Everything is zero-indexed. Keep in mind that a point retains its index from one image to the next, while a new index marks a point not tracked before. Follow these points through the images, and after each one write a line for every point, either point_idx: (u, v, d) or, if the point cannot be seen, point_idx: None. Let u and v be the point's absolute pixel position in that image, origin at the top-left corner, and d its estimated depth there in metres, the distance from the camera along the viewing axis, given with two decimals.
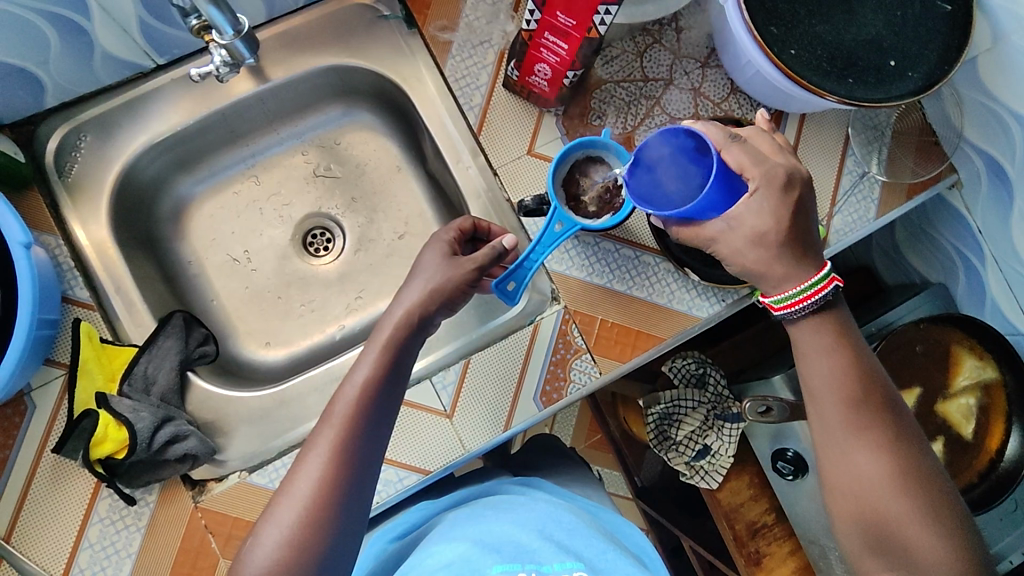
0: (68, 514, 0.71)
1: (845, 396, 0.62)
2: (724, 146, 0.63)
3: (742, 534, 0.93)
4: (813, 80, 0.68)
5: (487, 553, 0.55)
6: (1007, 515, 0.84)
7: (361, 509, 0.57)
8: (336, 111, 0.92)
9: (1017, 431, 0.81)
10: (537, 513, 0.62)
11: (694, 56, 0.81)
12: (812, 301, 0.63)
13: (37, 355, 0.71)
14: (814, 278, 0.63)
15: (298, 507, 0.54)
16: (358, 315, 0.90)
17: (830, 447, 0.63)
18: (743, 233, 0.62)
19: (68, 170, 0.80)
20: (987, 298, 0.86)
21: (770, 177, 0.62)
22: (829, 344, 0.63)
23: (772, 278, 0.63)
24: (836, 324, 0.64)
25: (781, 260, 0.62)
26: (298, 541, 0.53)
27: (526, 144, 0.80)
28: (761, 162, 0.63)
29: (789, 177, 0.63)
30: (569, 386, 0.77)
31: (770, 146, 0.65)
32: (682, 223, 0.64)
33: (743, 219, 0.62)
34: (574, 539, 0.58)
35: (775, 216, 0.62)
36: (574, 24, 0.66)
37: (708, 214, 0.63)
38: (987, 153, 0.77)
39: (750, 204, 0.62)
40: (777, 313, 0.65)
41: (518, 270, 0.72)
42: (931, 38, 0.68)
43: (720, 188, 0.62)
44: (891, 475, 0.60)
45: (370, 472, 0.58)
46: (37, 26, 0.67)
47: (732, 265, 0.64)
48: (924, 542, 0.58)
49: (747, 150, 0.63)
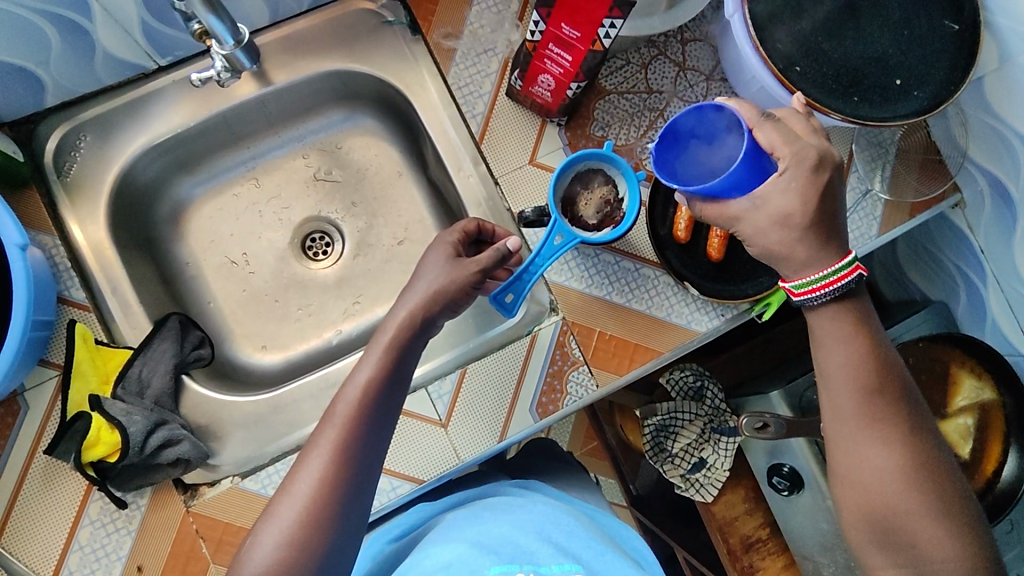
0: (58, 517, 0.70)
1: (859, 395, 0.61)
2: (755, 124, 0.61)
3: (736, 548, 0.93)
4: (819, 97, 0.68)
5: (484, 555, 0.54)
6: (1003, 535, 0.86)
7: (362, 509, 0.57)
8: (338, 115, 0.92)
9: (1015, 452, 0.80)
10: (536, 514, 0.62)
11: (699, 68, 0.81)
12: (834, 287, 0.61)
13: (31, 356, 0.71)
14: (839, 265, 0.61)
15: (299, 506, 0.54)
16: (356, 320, 0.90)
17: (841, 444, 0.63)
18: (767, 213, 0.61)
19: (67, 170, 0.79)
20: (988, 319, 0.86)
21: (801, 157, 0.60)
22: (849, 340, 0.62)
23: (795, 261, 0.62)
24: (856, 312, 0.62)
25: (804, 243, 0.61)
26: (297, 540, 0.53)
27: (528, 153, 0.79)
28: (791, 141, 0.60)
29: (821, 158, 0.60)
30: (566, 398, 0.77)
31: (802, 125, 0.63)
32: (706, 200, 0.63)
33: (769, 200, 0.60)
34: (573, 542, 0.57)
35: (801, 195, 0.60)
36: (579, 36, 0.68)
37: (732, 193, 0.62)
38: (991, 173, 0.77)
39: (777, 183, 0.60)
40: (796, 299, 0.63)
41: (517, 282, 0.73)
42: (938, 57, 0.68)
43: (748, 167, 0.61)
44: (900, 480, 0.60)
45: (371, 470, 0.58)
46: (39, 25, 0.67)
47: (754, 245, 0.63)
48: (932, 537, 0.59)
49: (779, 128, 0.61)
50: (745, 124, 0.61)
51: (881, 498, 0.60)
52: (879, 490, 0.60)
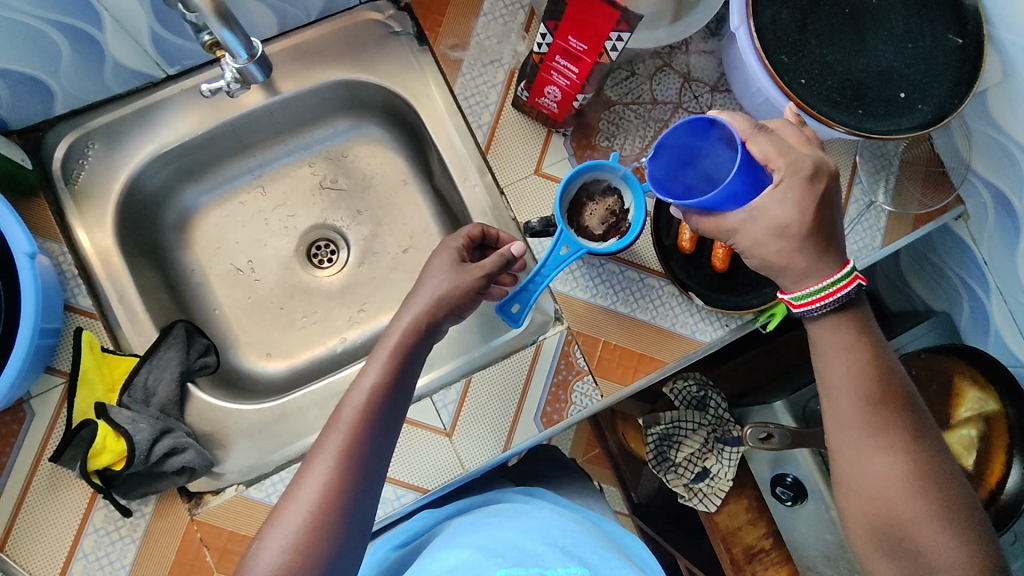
0: (63, 525, 0.70)
1: (862, 403, 0.61)
2: (750, 135, 0.61)
3: (739, 557, 0.93)
4: (824, 110, 0.69)
5: (490, 558, 0.54)
6: (1007, 547, 0.86)
7: (367, 517, 0.57)
8: (345, 124, 0.92)
9: (1018, 465, 0.79)
10: (543, 520, 0.61)
11: (704, 80, 0.82)
12: (832, 299, 0.61)
13: (37, 364, 0.71)
14: (837, 276, 0.61)
15: (305, 512, 0.54)
16: (361, 328, 0.90)
17: (844, 452, 0.63)
18: (764, 224, 0.60)
19: (75, 177, 0.80)
20: (991, 329, 0.86)
21: (797, 167, 0.60)
22: (850, 351, 0.62)
23: (794, 271, 0.62)
24: (858, 324, 0.62)
25: (803, 253, 0.61)
26: (302, 546, 0.52)
27: (534, 163, 0.80)
28: (787, 152, 0.60)
29: (816, 168, 0.60)
30: (570, 408, 0.77)
31: (797, 137, 0.63)
32: (702, 213, 0.63)
33: (766, 210, 0.60)
34: (579, 547, 0.57)
35: (799, 206, 0.60)
36: (585, 49, 0.68)
37: (727, 205, 0.62)
38: (994, 185, 0.77)
39: (772, 195, 0.60)
40: (796, 310, 0.63)
41: (523, 292, 0.74)
42: (941, 71, 0.69)
43: (743, 178, 0.61)
44: (903, 495, 0.60)
45: (376, 477, 0.58)
46: (50, 36, 0.67)
47: (752, 257, 0.63)
48: (937, 544, 0.59)
49: (774, 139, 0.61)
50: (738, 136, 0.61)
51: (885, 506, 0.60)
52: (883, 498, 0.60)
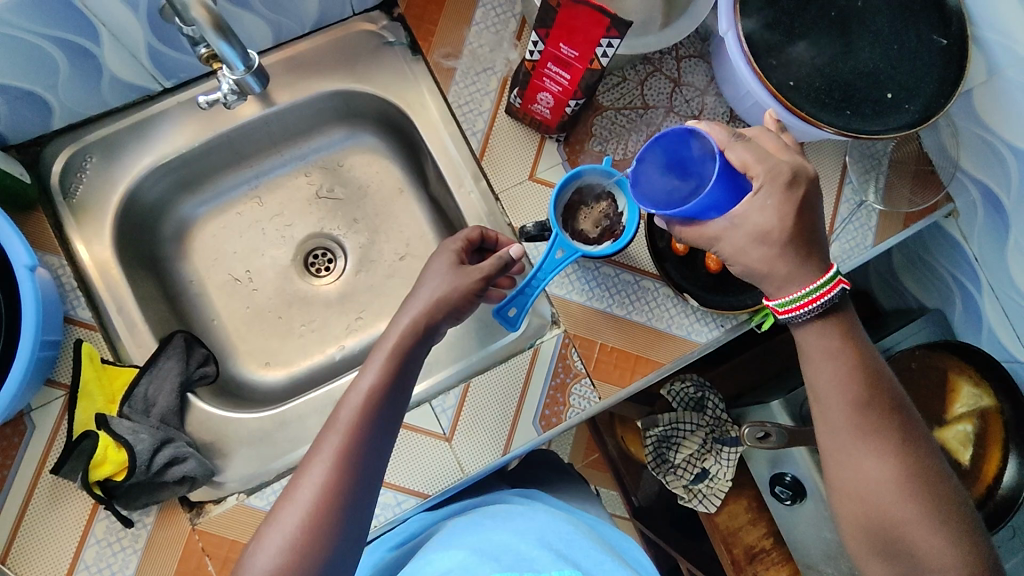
0: (64, 536, 0.71)
1: (852, 400, 0.62)
2: (734, 139, 0.62)
3: (740, 558, 0.94)
4: (812, 111, 0.70)
5: (485, 561, 0.54)
6: (1005, 542, 0.87)
7: (364, 517, 0.57)
8: (340, 134, 0.93)
9: (1015, 459, 0.80)
10: (536, 522, 0.62)
11: (694, 84, 0.83)
12: (817, 304, 0.62)
13: (38, 377, 0.71)
14: (821, 281, 0.62)
15: (302, 513, 0.54)
16: (359, 336, 0.90)
17: (835, 449, 0.63)
18: (746, 231, 0.61)
19: (73, 191, 0.80)
20: (983, 325, 0.87)
21: (775, 174, 0.61)
22: (838, 349, 0.63)
23: (776, 278, 0.62)
24: (844, 323, 0.63)
25: (785, 258, 0.61)
26: (300, 544, 0.53)
27: (527, 169, 0.81)
28: (764, 158, 0.61)
29: (794, 174, 0.61)
30: (568, 410, 0.77)
31: (774, 144, 0.64)
32: (685, 222, 0.64)
33: (747, 217, 0.61)
34: (572, 549, 0.57)
35: (778, 211, 0.61)
36: (577, 56, 0.69)
37: (710, 214, 0.62)
38: (984, 184, 0.78)
39: (752, 203, 0.61)
40: (781, 317, 0.64)
41: (519, 296, 0.75)
42: (927, 71, 0.70)
43: (724, 186, 0.61)
44: (894, 493, 0.60)
45: (374, 477, 0.58)
46: (47, 51, 0.68)
47: (735, 264, 0.63)
48: (928, 540, 0.59)
49: (750, 147, 0.62)
50: (715, 146, 0.61)
51: (876, 503, 0.61)
52: (875, 496, 0.61)
